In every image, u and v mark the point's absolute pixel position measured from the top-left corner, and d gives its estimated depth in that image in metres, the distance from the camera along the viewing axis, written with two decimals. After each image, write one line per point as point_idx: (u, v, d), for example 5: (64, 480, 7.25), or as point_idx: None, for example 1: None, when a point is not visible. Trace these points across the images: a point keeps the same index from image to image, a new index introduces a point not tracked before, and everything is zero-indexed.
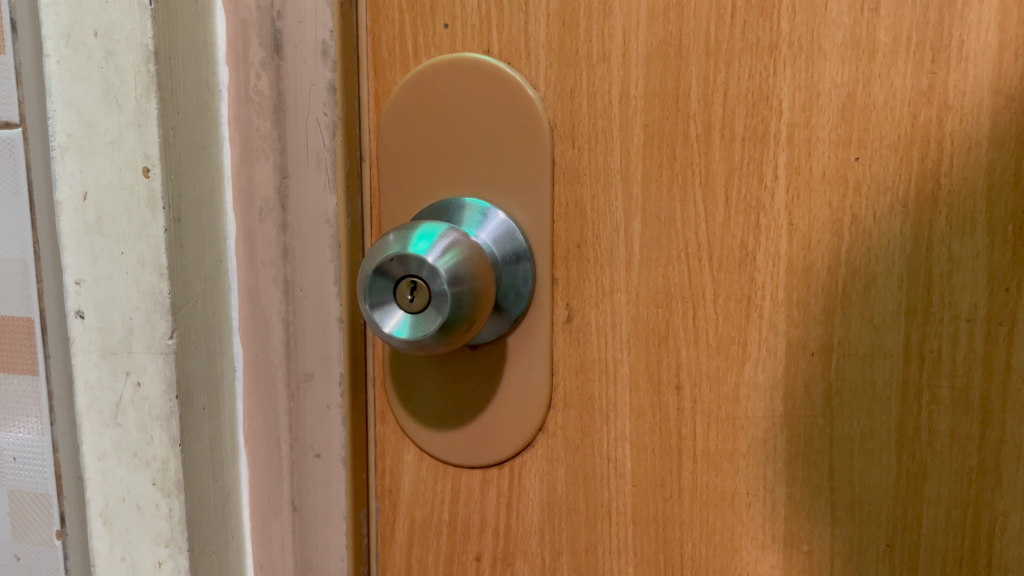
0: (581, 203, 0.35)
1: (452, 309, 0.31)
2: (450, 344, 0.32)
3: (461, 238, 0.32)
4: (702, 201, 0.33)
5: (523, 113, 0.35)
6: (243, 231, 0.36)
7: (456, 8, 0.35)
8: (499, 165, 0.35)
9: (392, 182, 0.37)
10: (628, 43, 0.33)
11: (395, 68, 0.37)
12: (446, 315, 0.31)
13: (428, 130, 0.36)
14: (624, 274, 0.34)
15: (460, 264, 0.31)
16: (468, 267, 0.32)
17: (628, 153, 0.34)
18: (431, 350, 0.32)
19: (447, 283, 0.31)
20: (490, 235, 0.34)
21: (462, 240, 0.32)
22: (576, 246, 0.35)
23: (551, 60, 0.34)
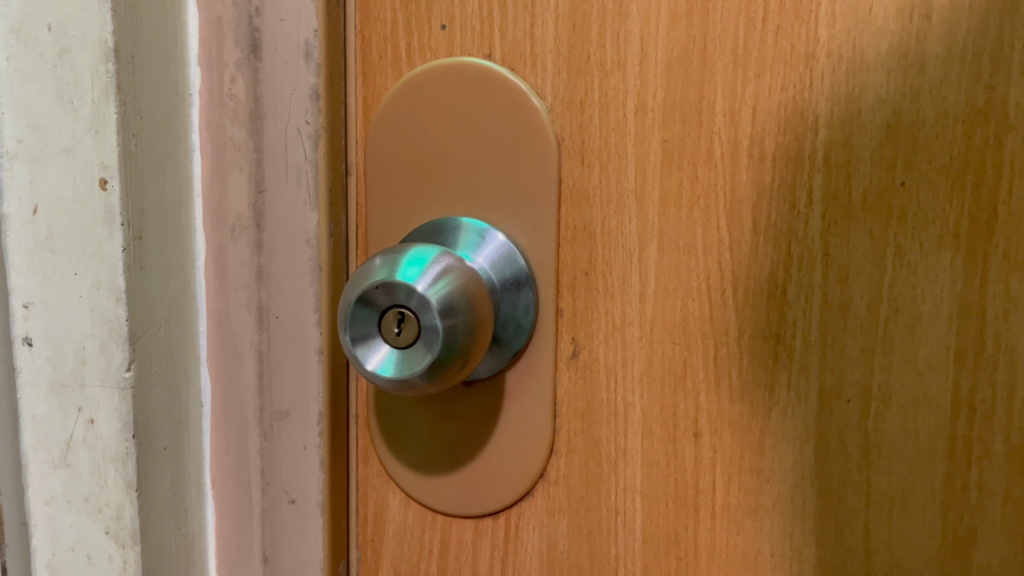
0: (591, 226, 0.31)
1: (444, 340, 0.27)
2: (441, 383, 0.28)
3: (453, 263, 0.29)
4: (726, 226, 0.30)
5: (528, 124, 0.31)
6: (214, 251, 0.32)
7: (455, 8, 0.32)
8: (499, 182, 0.32)
9: (382, 200, 0.34)
10: (645, 49, 0.30)
11: (386, 73, 0.33)
12: (438, 347, 0.27)
13: (423, 143, 0.33)
14: (637, 306, 0.31)
15: (454, 290, 0.28)
16: (462, 296, 0.28)
17: (644, 172, 0.30)
18: (422, 389, 0.28)
19: (439, 310, 0.27)
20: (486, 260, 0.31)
21: (453, 266, 0.29)
22: (584, 274, 0.32)
23: (559, 67, 0.31)
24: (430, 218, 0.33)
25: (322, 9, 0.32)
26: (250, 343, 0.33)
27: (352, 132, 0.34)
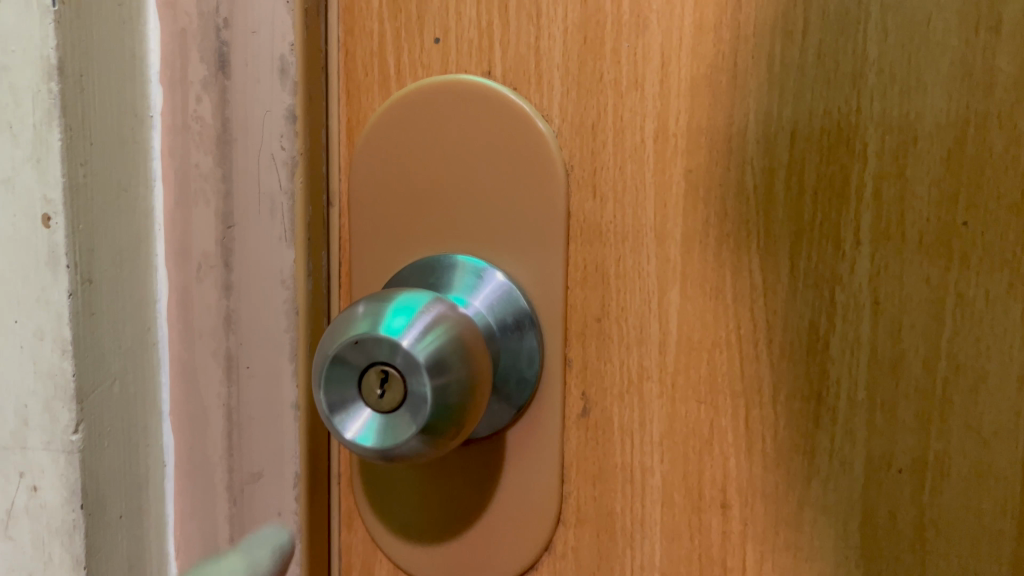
0: (604, 267, 0.27)
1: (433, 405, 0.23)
2: (432, 450, 0.24)
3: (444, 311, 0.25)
4: (759, 270, 0.26)
5: (533, 151, 0.27)
6: (180, 292, 0.29)
7: (450, 19, 0.28)
8: (499, 217, 0.28)
9: (368, 235, 0.30)
10: (667, 66, 0.26)
11: (372, 92, 0.29)
12: (425, 412, 0.23)
13: (414, 170, 0.29)
14: (658, 359, 0.27)
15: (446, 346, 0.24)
16: (456, 350, 0.24)
17: (665, 207, 0.27)
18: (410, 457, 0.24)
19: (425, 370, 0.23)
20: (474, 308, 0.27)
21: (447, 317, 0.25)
22: (596, 320, 0.28)
23: (568, 86, 0.27)
24: (422, 256, 0.29)
25: (298, 20, 0.27)
26: (217, 397, 0.29)
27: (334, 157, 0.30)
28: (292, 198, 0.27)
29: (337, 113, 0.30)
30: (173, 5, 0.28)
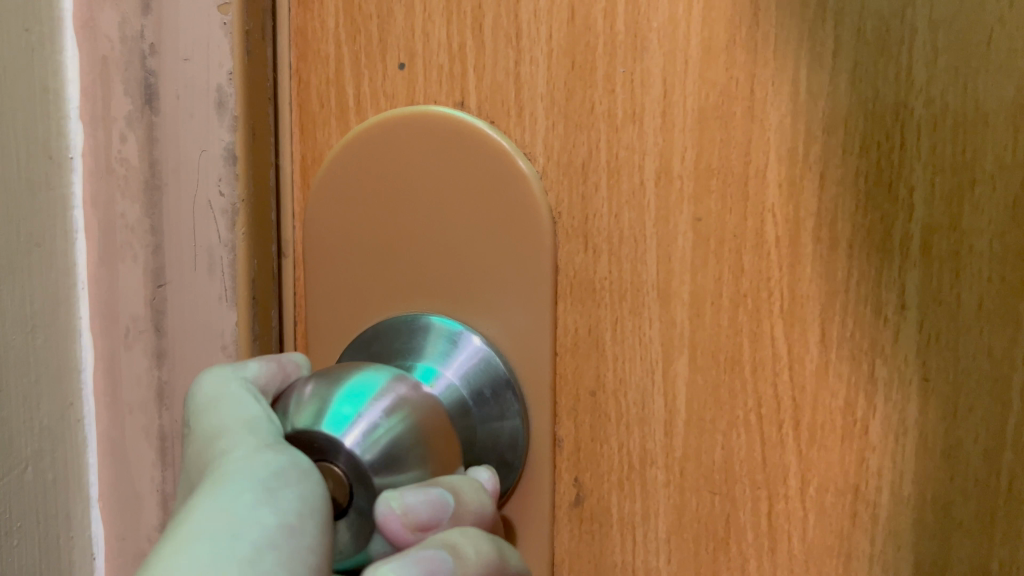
0: (597, 331, 0.23)
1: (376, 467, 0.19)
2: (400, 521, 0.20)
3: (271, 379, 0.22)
4: (783, 337, 0.22)
5: (510, 194, 0.23)
6: (109, 360, 0.26)
7: (416, 39, 0.24)
8: (476, 273, 0.24)
9: (327, 290, 0.26)
10: (670, 94, 0.22)
11: (328, 126, 0.25)
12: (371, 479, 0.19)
13: (377, 218, 0.25)
14: (663, 441, 0.23)
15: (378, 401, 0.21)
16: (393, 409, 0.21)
17: (669, 262, 0.22)
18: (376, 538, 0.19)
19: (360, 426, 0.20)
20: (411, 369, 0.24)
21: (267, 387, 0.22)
22: (590, 394, 0.24)
23: (554, 119, 0.23)
24: (388, 318, 0.25)
25: (237, 46, 0.23)
26: (151, 475, 0.27)
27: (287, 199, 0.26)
28: (232, 251, 0.24)
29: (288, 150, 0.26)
30: (95, 29, 0.25)
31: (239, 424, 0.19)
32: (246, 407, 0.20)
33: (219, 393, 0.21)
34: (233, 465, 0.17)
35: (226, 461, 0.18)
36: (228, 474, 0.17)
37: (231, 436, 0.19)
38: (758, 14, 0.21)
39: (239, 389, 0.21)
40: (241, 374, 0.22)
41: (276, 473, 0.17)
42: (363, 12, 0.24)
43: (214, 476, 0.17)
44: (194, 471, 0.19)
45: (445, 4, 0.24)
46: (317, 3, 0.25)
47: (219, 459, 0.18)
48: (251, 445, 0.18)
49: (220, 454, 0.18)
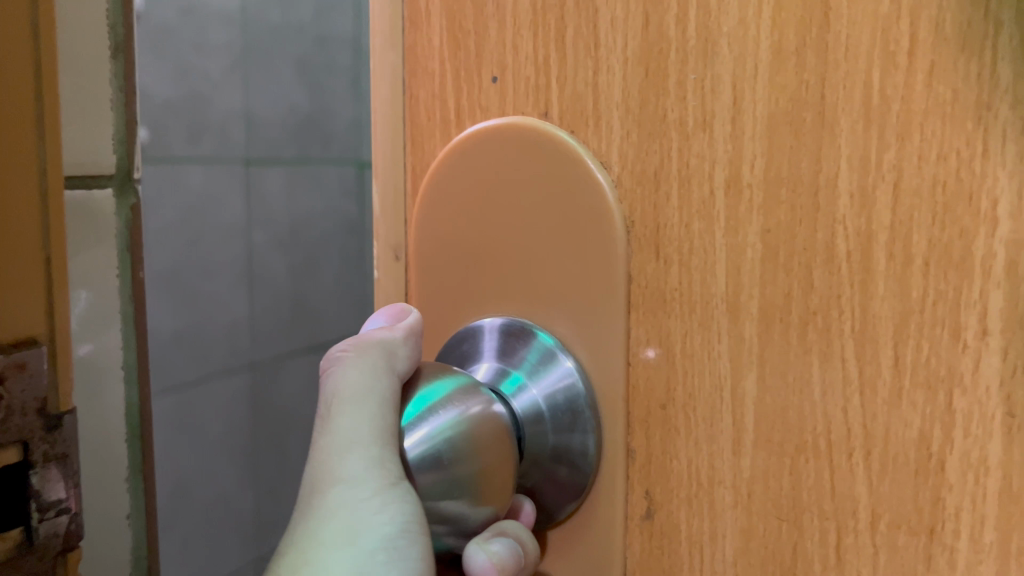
0: (669, 344, 0.23)
1: (434, 462, 0.21)
2: (472, 504, 0.21)
3: (378, 339, 0.23)
4: (854, 359, 0.20)
5: (584, 205, 0.24)
6: None
7: (507, 52, 0.25)
8: (556, 279, 0.25)
9: (434, 289, 0.28)
10: (740, 101, 0.21)
11: (434, 136, 0.27)
12: (424, 472, 0.21)
13: (473, 225, 0.27)
14: (731, 461, 0.22)
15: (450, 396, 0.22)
16: (470, 405, 0.22)
17: (738, 275, 0.21)
18: (448, 518, 0.22)
19: (416, 426, 0.22)
20: (490, 372, 0.26)
21: (337, 351, 0.23)
22: (660, 407, 0.23)
23: (628, 128, 0.23)
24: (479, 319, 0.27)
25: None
26: None
27: (401, 208, 0.29)
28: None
29: (398, 160, 0.28)
30: None
31: (358, 435, 0.21)
32: (365, 410, 0.22)
33: (356, 380, 0.22)
34: (355, 517, 0.21)
35: (351, 501, 0.21)
36: (357, 521, 0.21)
37: (362, 450, 0.21)
38: (830, 13, 0.19)
39: (377, 380, 0.22)
40: (376, 360, 0.22)
41: (391, 532, 0.21)
42: (463, 29, 0.26)
43: (343, 515, 0.21)
44: (323, 450, 0.22)
45: (532, 17, 0.24)
46: (426, 23, 0.26)
47: (348, 484, 0.21)
48: (376, 481, 0.21)
49: (343, 476, 0.21)
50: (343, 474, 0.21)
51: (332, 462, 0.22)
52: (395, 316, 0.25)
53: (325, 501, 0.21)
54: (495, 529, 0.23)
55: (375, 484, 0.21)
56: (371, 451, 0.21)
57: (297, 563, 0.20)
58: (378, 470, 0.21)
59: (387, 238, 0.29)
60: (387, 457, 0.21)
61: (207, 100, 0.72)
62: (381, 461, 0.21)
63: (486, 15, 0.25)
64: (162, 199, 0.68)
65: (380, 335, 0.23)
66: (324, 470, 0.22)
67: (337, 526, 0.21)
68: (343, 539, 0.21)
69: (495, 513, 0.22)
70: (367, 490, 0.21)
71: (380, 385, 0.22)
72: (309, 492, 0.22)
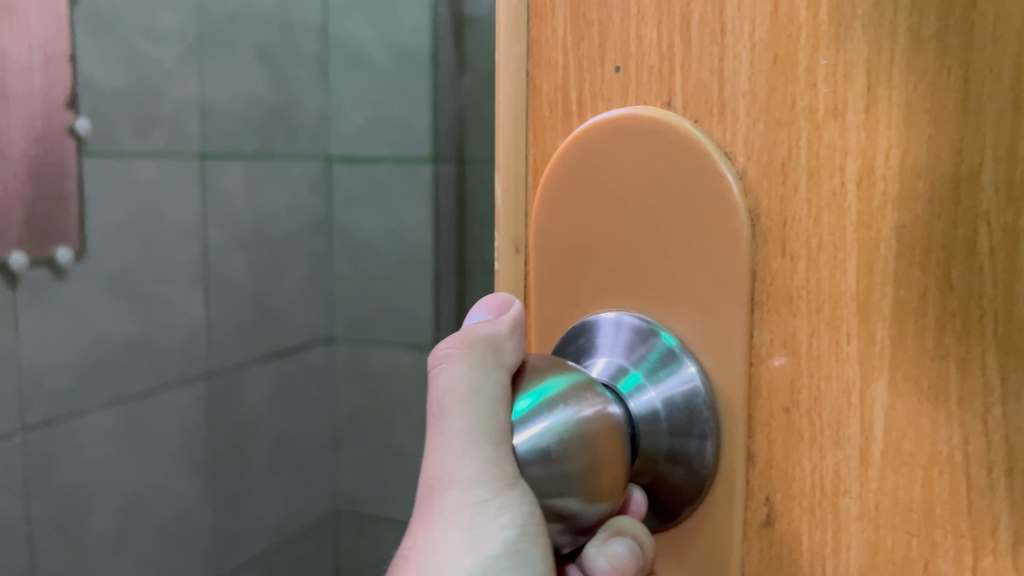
0: (794, 345, 0.21)
1: (543, 455, 0.20)
2: (585, 501, 0.20)
3: (484, 334, 0.22)
4: (995, 365, 0.18)
5: (708, 200, 0.21)
6: None
7: (630, 42, 0.22)
8: (673, 278, 0.22)
9: (544, 282, 0.25)
10: (875, 87, 0.19)
11: (556, 131, 0.24)
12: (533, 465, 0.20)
13: (588, 222, 0.24)
14: (858, 472, 0.20)
15: (558, 391, 0.21)
16: (580, 400, 0.20)
17: (871, 272, 0.19)
18: (563, 515, 0.20)
19: (525, 420, 0.20)
20: (608, 369, 0.22)
21: (445, 350, 0.22)
22: (784, 411, 0.21)
23: (755, 117, 0.21)
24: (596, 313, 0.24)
25: None
26: None
27: (520, 198, 0.26)
28: None
29: (518, 147, 0.25)
30: None
31: (473, 437, 0.21)
32: (477, 413, 0.21)
33: (466, 378, 0.22)
34: (477, 516, 0.22)
35: (472, 503, 0.22)
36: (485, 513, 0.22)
37: (475, 452, 0.21)
38: None
39: (487, 379, 0.21)
40: (488, 357, 0.22)
41: (512, 532, 0.22)
42: (586, 17, 0.23)
43: (471, 506, 0.22)
44: (439, 444, 0.22)
45: (656, 3, 0.22)
46: (550, 13, 0.24)
47: (466, 485, 0.22)
48: (492, 486, 0.21)
49: (460, 477, 0.22)
50: (460, 474, 0.22)
51: (448, 458, 0.22)
52: (496, 307, 0.24)
53: (447, 498, 0.22)
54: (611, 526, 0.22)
55: (494, 485, 0.21)
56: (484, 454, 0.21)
57: (427, 559, 0.22)
58: (495, 472, 0.21)
59: (507, 233, 0.26)
60: (498, 460, 0.21)
61: (168, 88, 0.71)
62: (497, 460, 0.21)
63: (611, 3, 0.23)
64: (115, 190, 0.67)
65: (487, 331, 0.22)
66: (443, 468, 0.22)
67: (460, 524, 0.22)
68: (465, 536, 0.22)
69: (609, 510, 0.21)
70: (486, 493, 0.21)
71: (491, 383, 0.21)
72: (431, 488, 0.22)
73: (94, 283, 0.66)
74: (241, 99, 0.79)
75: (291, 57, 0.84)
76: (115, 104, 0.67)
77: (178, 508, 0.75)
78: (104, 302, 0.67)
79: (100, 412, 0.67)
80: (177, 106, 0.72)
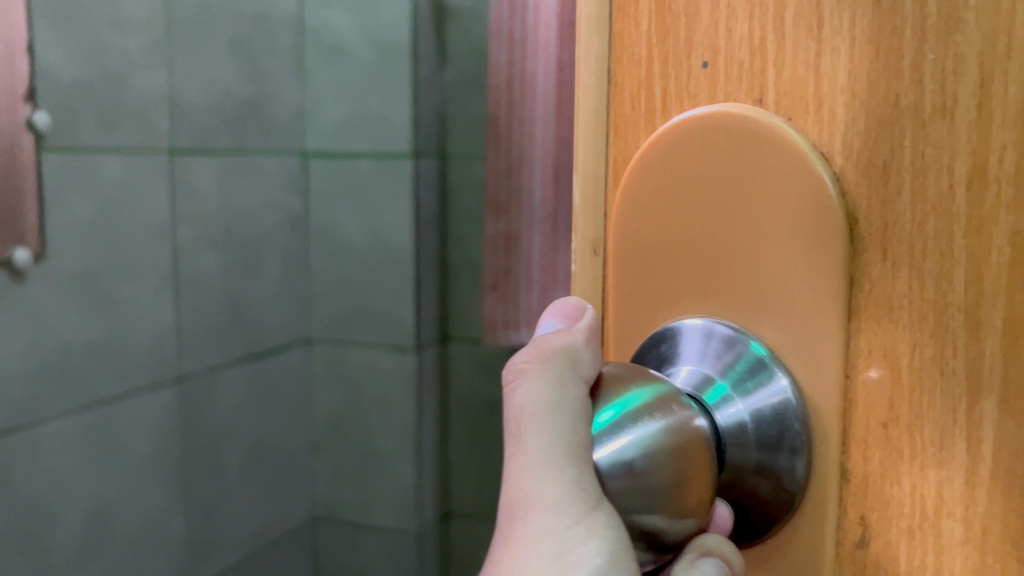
0: (895, 357, 0.19)
1: (625, 468, 0.19)
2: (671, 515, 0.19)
3: (562, 347, 0.22)
4: None
5: (806, 203, 0.20)
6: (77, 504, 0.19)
7: (720, 36, 0.21)
8: (766, 285, 0.20)
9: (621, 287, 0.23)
10: (988, 80, 0.17)
11: (639, 127, 0.22)
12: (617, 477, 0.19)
13: (672, 225, 0.22)
14: (962, 497, 0.18)
15: (643, 402, 0.20)
16: (667, 412, 0.20)
17: (980, 281, 0.17)
18: (646, 531, 0.19)
19: (607, 432, 0.20)
20: (691, 379, 0.21)
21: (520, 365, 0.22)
22: (880, 426, 0.19)
23: (856, 114, 0.19)
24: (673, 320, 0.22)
25: None
26: None
27: (599, 198, 0.24)
28: None
29: (597, 146, 0.24)
30: None
31: (554, 455, 0.20)
32: (557, 430, 0.20)
33: (545, 395, 0.21)
34: (563, 545, 0.21)
35: (557, 530, 0.21)
36: (567, 540, 0.21)
37: (559, 474, 0.20)
38: None
39: (567, 392, 0.21)
40: (568, 370, 0.21)
41: (602, 563, 0.20)
42: (672, 11, 0.21)
43: (555, 533, 0.21)
44: (518, 468, 0.21)
45: None
46: (633, 6, 0.22)
47: (550, 510, 0.21)
48: (578, 510, 0.20)
49: (543, 501, 0.21)
50: (542, 498, 0.21)
51: (530, 482, 0.21)
52: (570, 314, 0.23)
53: (528, 525, 0.21)
54: (698, 547, 0.20)
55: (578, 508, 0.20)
56: (569, 475, 0.20)
57: None
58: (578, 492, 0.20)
59: (586, 233, 0.24)
60: (584, 480, 0.20)
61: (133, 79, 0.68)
62: (580, 479, 0.20)
63: None
64: (76, 189, 0.64)
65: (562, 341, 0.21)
66: (523, 492, 0.21)
67: (544, 554, 0.21)
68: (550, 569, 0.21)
69: (697, 526, 0.20)
70: (570, 519, 0.20)
71: (570, 398, 0.21)
72: (512, 513, 0.21)
73: (55, 283, 0.63)
74: (214, 92, 0.76)
75: (265, 48, 0.81)
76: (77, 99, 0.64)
77: (146, 516, 0.72)
78: (66, 304, 0.64)
79: (63, 420, 0.64)
80: (143, 99, 0.69)
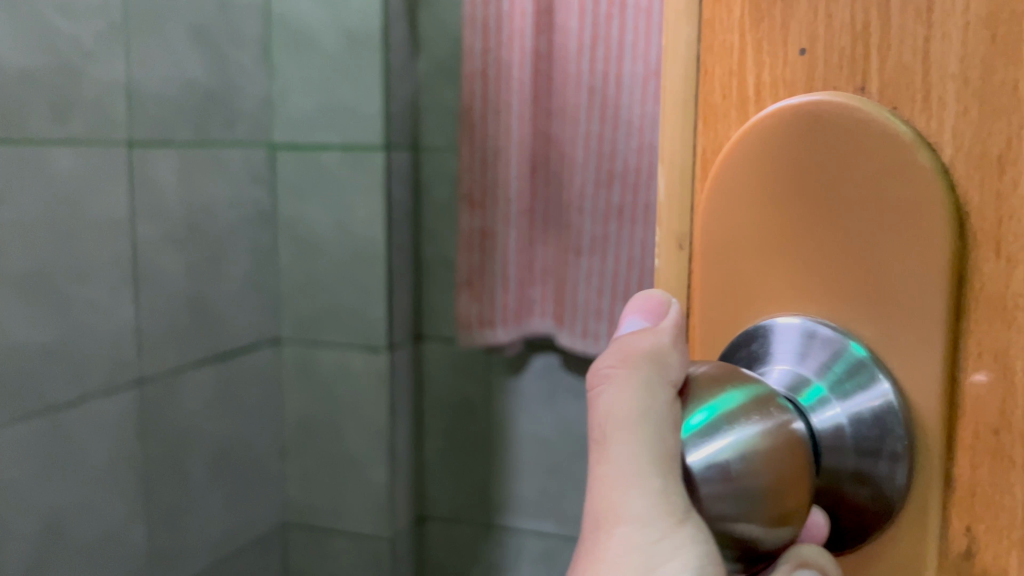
0: (1006, 360, 0.17)
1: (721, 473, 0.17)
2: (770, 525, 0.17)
3: (648, 348, 0.20)
4: None
5: (914, 197, 0.18)
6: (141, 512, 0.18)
7: (820, 21, 0.19)
8: (871, 285, 0.19)
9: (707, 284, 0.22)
10: None
11: (729, 119, 0.21)
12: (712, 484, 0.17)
13: (770, 220, 0.21)
14: None
15: (738, 404, 0.18)
16: (763, 413, 0.18)
17: None
18: (743, 542, 0.18)
19: (701, 435, 0.18)
20: (784, 380, 0.20)
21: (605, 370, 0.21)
22: (992, 433, 0.17)
23: (965, 101, 0.17)
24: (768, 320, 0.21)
25: None
26: None
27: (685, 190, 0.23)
28: None
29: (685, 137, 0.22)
30: None
31: (641, 466, 0.19)
32: (645, 439, 0.19)
33: (632, 401, 0.19)
34: (651, 559, 0.19)
35: (645, 543, 0.19)
36: (656, 554, 0.19)
37: (645, 485, 0.19)
38: None
39: (654, 398, 0.19)
40: (654, 374, 0.20)
41: None
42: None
43: (642, 546, 0.20)
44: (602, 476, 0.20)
45: None
46: None
47: (637, 522, 0.19)
48: (665, 523, 0.19)
49: (629, 512, 0.19)
50: (628, 510, 0.19)
51: (616, 492, 0.20)
52: (654, 314, 0.21)
53: (613, 538, 0.20)
54: (794, 557, 0.19)
55: (666, 522, 0.19)
56: (655, 487, 0.19)
57: None
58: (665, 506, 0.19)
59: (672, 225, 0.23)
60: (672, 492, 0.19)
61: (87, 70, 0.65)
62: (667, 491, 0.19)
63: None
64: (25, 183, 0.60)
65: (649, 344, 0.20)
66: (608, 503, 0.20)
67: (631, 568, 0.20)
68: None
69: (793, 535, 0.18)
70: (658, 533, 0.19)
71: (657, 404, 0.19)
72: (597, 523, 0.20)
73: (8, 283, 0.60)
74: (177, 83, 0.73)
75: (230, 37, 0.78)
76: (30, 90, 0.60)
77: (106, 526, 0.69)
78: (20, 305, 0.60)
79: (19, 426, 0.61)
80: (100, 88, 0.66)
